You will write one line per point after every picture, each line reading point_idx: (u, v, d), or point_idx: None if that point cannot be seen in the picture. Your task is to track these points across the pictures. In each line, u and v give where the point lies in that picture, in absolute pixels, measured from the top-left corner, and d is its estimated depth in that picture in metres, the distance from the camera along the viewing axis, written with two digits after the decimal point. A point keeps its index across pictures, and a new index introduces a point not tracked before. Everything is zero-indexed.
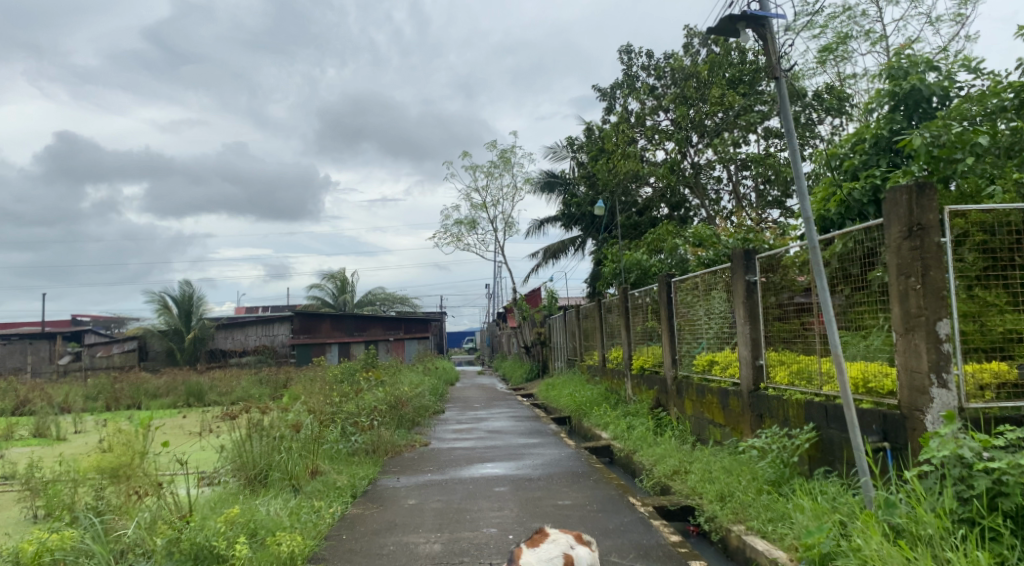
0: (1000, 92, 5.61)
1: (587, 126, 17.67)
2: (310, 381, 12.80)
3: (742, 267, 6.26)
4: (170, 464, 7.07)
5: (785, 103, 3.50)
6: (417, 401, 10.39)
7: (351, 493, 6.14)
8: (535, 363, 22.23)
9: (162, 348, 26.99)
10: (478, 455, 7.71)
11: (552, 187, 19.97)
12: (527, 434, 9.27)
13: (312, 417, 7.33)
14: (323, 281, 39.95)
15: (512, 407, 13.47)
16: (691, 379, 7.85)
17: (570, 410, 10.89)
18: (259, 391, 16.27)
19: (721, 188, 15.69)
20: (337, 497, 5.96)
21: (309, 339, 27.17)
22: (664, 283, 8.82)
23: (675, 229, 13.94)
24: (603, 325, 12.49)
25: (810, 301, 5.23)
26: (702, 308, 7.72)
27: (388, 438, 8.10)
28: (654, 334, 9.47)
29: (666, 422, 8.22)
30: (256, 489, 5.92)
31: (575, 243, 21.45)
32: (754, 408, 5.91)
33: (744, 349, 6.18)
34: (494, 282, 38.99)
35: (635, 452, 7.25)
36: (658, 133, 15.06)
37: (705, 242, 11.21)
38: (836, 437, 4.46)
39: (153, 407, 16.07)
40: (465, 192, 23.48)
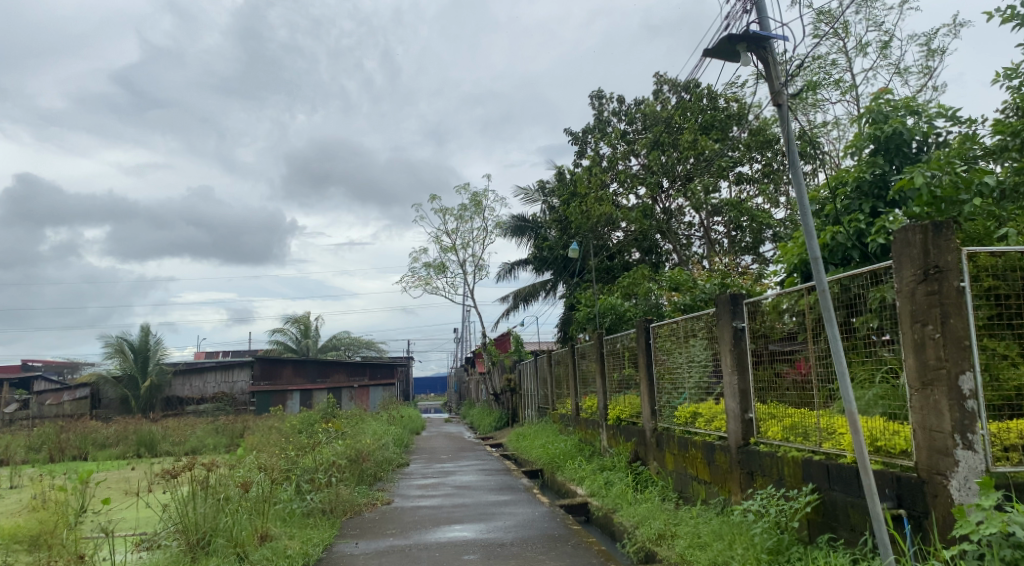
0: (998, 134, 5.56)
1: (559, 170, 17.55)
2: (268, 431, 12.06)
3: (728, 312, 5.91)
4: (103, 529, 6.34)
5: (789, 134, 3.22)
6: (380, 455, 9.75)
7: (302, 562, 5.49)
8: (503, 410, 21.63)
9: (115, 395, 25.70)
10: (445, 514, 7.14)
11: (523, 231, 19.88)
12: (498, 490, 8.70)
13: (262, 473, 6.65)
14: (287, 325, 38.97)
15: (481, 459, 12.86)
16: (672, 432, 7.43)
17: (542, 462, 10.36)
18: (214, 442, 15.35)
19: (692, 233, 15.61)
20: None
21: (270, 385, 26.16)
22: (641, 329, 8.45)
23: (649, 274, 13.73)
24: (577, 371, 12.06)
25: (802, 349, 4.90)
26: (683, 356, 7.36)
27: (347, 497, 7.40)
28: (631, 383, 9.06)
29: (646, 477, 7.76)
30: (195, 560, 5.23)
31: (546, 287, 21.16)
32: (744, 465, 5.52)
33: (732, 400, 5.80)
34: (462, 327, 38.44)
35: (615, 511, 6.77)
36: (630, 178, 14.96)
37: (682, 288, 10.97)
38: (840, 501, 4.09)
39: (98, 458, 15.02)
40: (434, 235, 23.14)
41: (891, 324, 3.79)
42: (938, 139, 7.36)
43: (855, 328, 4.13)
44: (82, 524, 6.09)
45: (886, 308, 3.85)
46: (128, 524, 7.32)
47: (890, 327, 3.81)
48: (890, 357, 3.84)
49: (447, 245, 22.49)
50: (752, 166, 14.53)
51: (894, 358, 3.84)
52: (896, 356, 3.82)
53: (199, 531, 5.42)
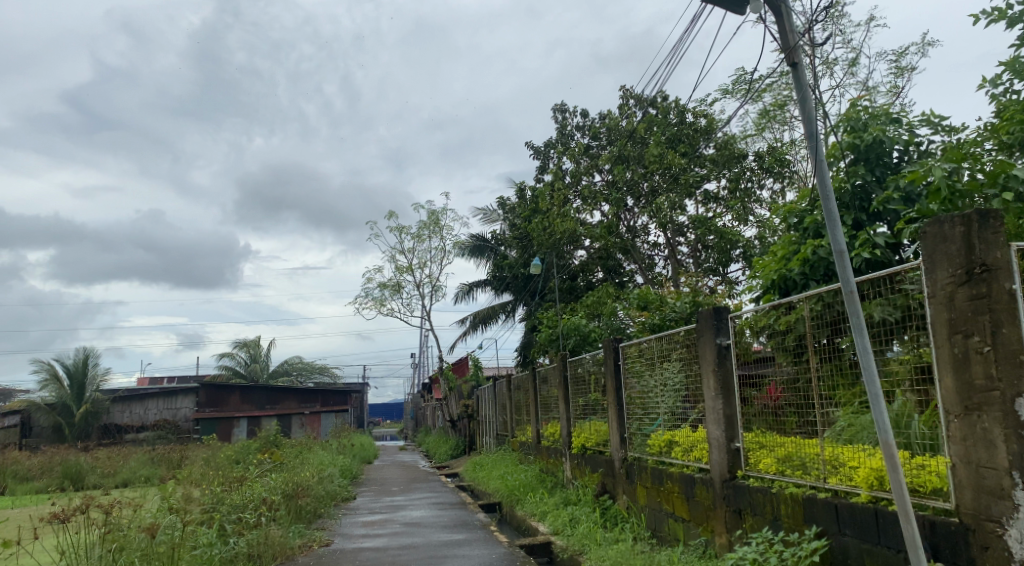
0: (1020, 125, 5.18)
1: (520, 187, 17.01)
2: (203, 461, 10.90)
3: (711, 328, 5.38)
4: None
5: (814, 123, 2.74)
6: (321, 489, 8.68)
7: None
8: (460, 438, 20.81)
9: (48, 423, 23.69)
10: (392, 558, 6.19)
11: (482, 251, 19.28)
12: (451, 529, 7.84)
13: (169, 513, 5.34)
14: (235, 350, 37.38)
15: (434, 491, 11.99)
16: (644, 462, 6.82)
17: (500, 495, 9.59)
18: (147, 473, 13.93)
19: (656, 253, 15.22)
20: None
21: (216, 412, 24.60)
22: (610, 348, 7.87)
23: (615, 293, 13.26)
24: (538, 396, 11.40)
25: (775, 373, 4.72)
26: (654, 378, 6.83)
27: (280, 539, 6.10)
28: (598, 409, 8.40)
29: (616, 514, 7.13)
30: None
31: (506, 309, 20.53)
32: (731, 502, 5.02)
33: (717, 428, 5.29)
34: (418, 352, 37.52)
35: (583, 554, 6.08)
36: (593, 193, 14.56)
37: (651, 306, 10.45)
38: (854, 547, 3.62)
39: (14, 494, 13.38)
40: (389, 254, 22.35)
41: (880, 345, 3.40)
42: (920, 149, 7.03)
43: (836, 352, 4.05)
44: None
45: (877, 326, 3.48)
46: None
47: (879, 347, 3.45)
48: (889, 381, 3.36)
49: (403, 266, 21.71)
50: (718, 183, 14.32)
51: (888, 381, 3.37)
52: (890, 379, 3.35)
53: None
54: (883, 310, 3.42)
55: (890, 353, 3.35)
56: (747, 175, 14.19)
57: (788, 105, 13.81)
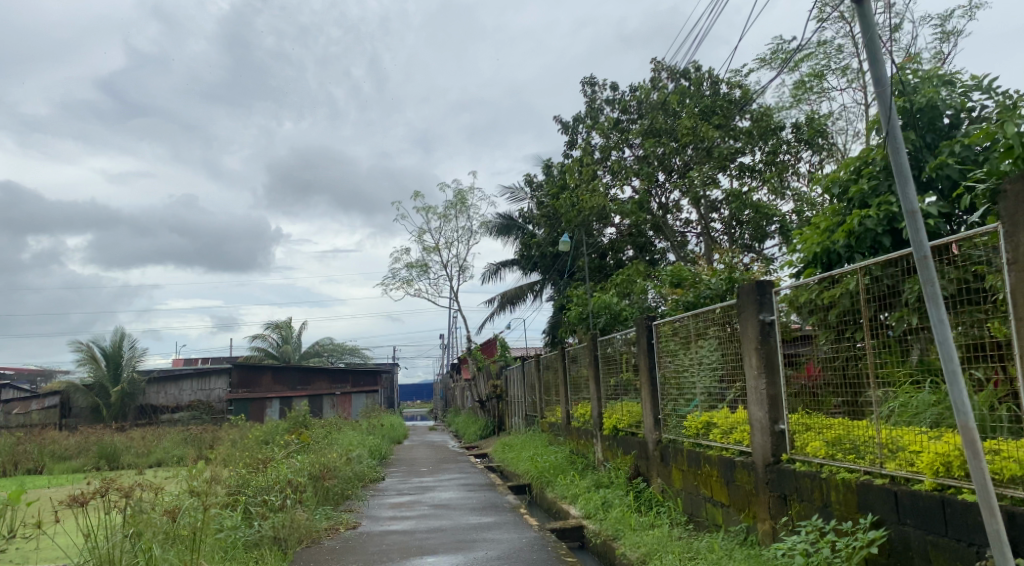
0: None
1: (548, 163, 16.68)
2: (232, 441, 10.90)
3: (754, 303, 5.09)
4: None
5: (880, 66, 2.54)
6: (349, 471, 8.58)
7: None
8: (488, 418, 20.74)
9: (86, 404, 24.13)
10: (419, 542, 5.98)
11: (509, 231, 19.04)
12: (480, 511, 7.68)
13: (190, 495, 5.23)
14: (267, 331, 37.84)
15: (463, 472, 11.89)
16: (680, 445, 6.57)
17: (529, 476, 9.43)
18: (181, 453, 14.01)
19: (689, 230, 14.85)
20: None
21: (249, 393, 24.99)
22: (643, 326, 7.59)
23: (645, 271, 12.95)
24: (568, 376, 11.18)
25: (823, 349, 4.42)
26: (690, 357, 6.55)
27: (305, 522, 5.98)
28: (630, 389, 8.14)
29: (650, 497, 6.92)
30: None
31: (534, 289, 20.29)
32: (775, 488, 4.76)
33: (759, 409, 5.02)
34: (447, 333, 37.58)
35: (617, 539, 5.90)
36: (624, 168, 14.20)
37: (685, 284, 10.14)
38: (916, 539, 3.35)
39: (52, 473, 13.55)
40: (416, 235, 22.23)
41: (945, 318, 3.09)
42: (975, 114, 6.58)
43: (887, 328, 3.75)
44: None
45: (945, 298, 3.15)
46: (45, 556, 5.89)
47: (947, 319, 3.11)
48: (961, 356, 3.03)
49: (431, 246, 21.59)
50: (753, 156, 13.87)
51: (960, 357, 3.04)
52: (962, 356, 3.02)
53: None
54: (951, 281, 3.09)
55: (960, 327, 3.03)
56: (783, 148, 13.74)
57: (826, 75, 13.27)
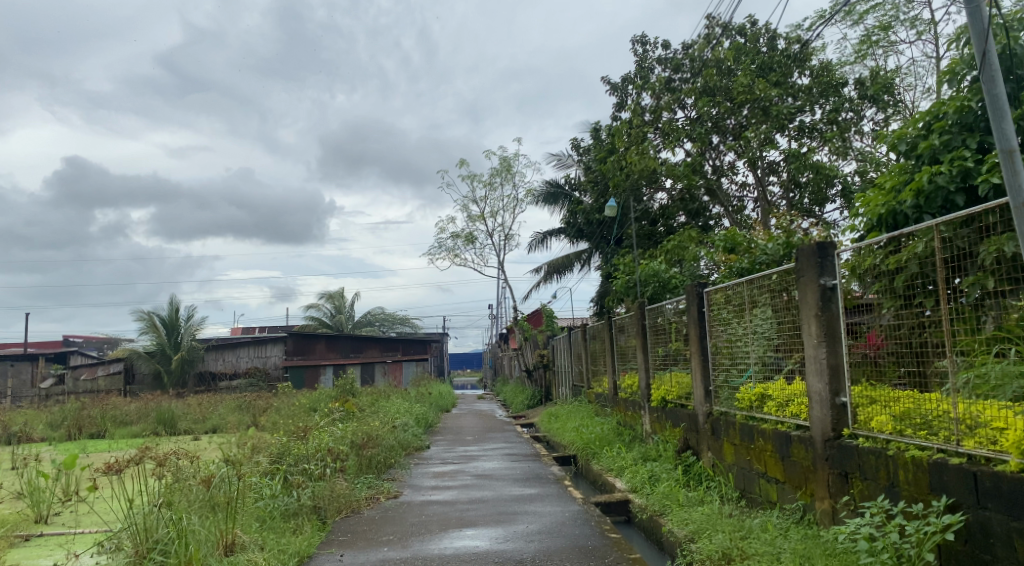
0: None
1: (597, 126, 16.19)
2: (281, 408, 11.00)
3: (815, 267, 4.70)
4: (52, 545, 5.07)
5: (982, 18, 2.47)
6: (392, 439, 8.54)
7: None
8: (536, 388, 20.63)
9: (149, 370, 24.96)
10: (459, 514, 5.85)
11: (556, 198, 18.69)
12: (524, 482, 7.53)
13: (227, 464, 5.22)
14: (320, 301, 38.56)
15: (509, 442, 11.79)
16: (731, 418, 6.26)
17: (575, 447, 9.24)
18: (234, 419, 14.29)
19: (745, 195, 14.32)
20: None
21: (303, 361, 25.56)
22: (693, 293, 7.24)
23: (698, 237, 12.51)
24: (615, 345, 10.89)
25: (889, 315, 4.03)
26: (743, 327, 6.20)
27: (344, 491, 5.92)
28: (679, 359, 7.82)
29: (701, 472, 6.64)
30: None
31: (581, 257, 19.93)
32: (836, 465, 4.43)
33: (818, 381, 4.66)
34: (496, 303, 37.58)
35: (664, 516, 5.67)
36: (675, 130, 13.66)
37: (739, 249, 9.69)
38: (998, 526, 3.01)
39: (113, 438, 13.97)
40: (463, 203, 22.09)
41: None
42: None
43: (959, 293, 3.40)
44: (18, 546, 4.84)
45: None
46: (95, 520, 5.98)
47: None
48: None
49: (477, 215, 21.42)
50: (813, 115, 13.12)
51: None
52: None
53: (154, 538, 3.96)
54: None
55: None
56: (846, 105, 12.96)
57: (894, 26, 12.38)
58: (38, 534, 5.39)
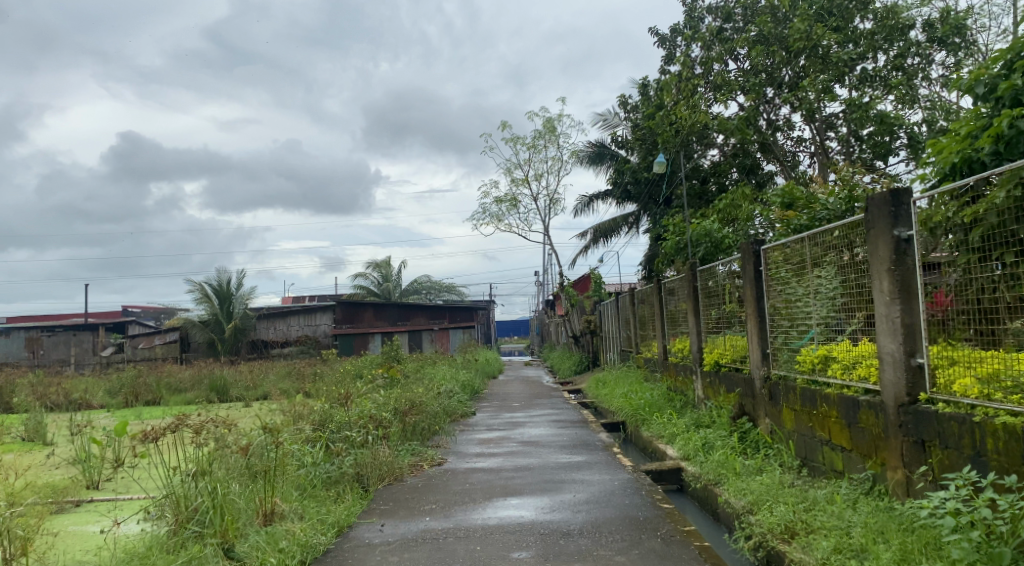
0: None
1: (644, 82, 15.57)
2: (327, 374, 11.03)
3: (887, 217, 4.27)
4: (97, 510, 5.06)
5: None
6: (436, 406, 8.40)
7: (300, 560, 3.66)
8: (583, 353, 20.37)
9: (203, 339, 25.59)
10: (505, 482, 5.66)
11: (602, 159, 18.19)
12: (571, 449, 7.31)
13: (265, 432, 5.11)
14: (368, 270, 38.93)
15: (556, 408, 11.59)
16: (791, 382, 5.88)
17: (624, 413, 8.98)
18: (283, 385, 14.45)
19: (801, 149, 13.61)
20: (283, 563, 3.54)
21: (352, 329, 25.89)
22: (749, 252, 6.81)
23: (752, 194, 11.94)
24: (664, 309, 10.51)
25: (974, 269, 3.62)
26: (803, 286, 5.78)
27: (387, 459, 5.78)
28: (733, 321, 7.44)
29: (758, 439, 6.31)
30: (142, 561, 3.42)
31: (629, 221, 19.42)
32: (911, 432, 4.05)
33: (891, 341, 4.26)
34: (542, 270, 37.28)
35: (719, 485, 5.38)
36: (727, 82, 12.99)
37: (797, 205, 9.15)
38: None
39: (168, 404, 14.30)
40: (507, 167, 21.76)
41: None
42: None
43: None
44: (62, 513, 4.83)
45: None
46: (141, 486, 5.98)
47: None
48: None
49: (522, 178, 21.06)
50: (877, 62, 12.28)
51: None
52: None
53: (190, 507, 3.85)
54: None
55: None
56: (913, 49, 12.07)
57: None
58: (88, 499, 5.40)
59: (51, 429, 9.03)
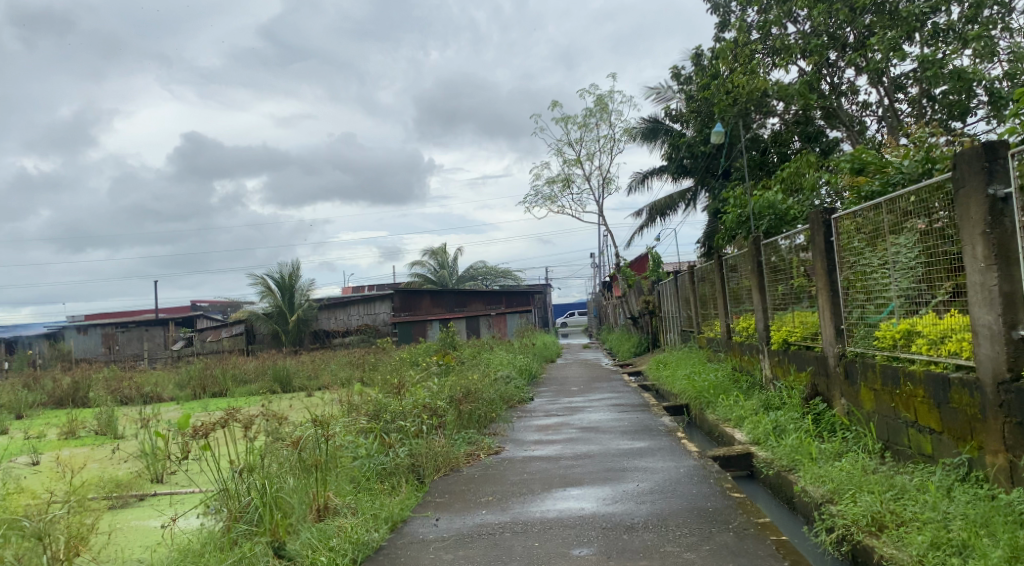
0: None
1: (698, 51, 14.95)
2: (385, 362, 11.04)
3: (980, 174, 3.83)
4: (156, 506, 5.06)
5: None
6: (493, 392, 8.24)
7: (351, 557, 3.53)
8: (643, 335, 19.91)
9: (268, 331, 26.23)
10: (564, 471, 5.45)
11: (656, 134, 17.65)
12: (633, 435, 7.03)
13: (317, 423, 5.02)
14: (425, 258, 39.23)
15: (616, 392, 11.29)
16: (869, 359, 5.44)
17: (687, 396, 8.63)
18: (343, 374, 14.59)
19: (867, 113, 12.84)
20: (333, 561, 3.41)
21: (410, 316, 26.14)
22: (818, 222, 6.35)
23: (817, 162, 11.26)
24: (727, 287, 10.05)
25: None
26: (880, 256, 5.31)
27: (442, 449, 5.65)
28: (802, 297, 6.99)
29: (834, 421, 5.89)
30: (192, 560, 3.35)
31: (686, 197, 18.81)
32: (1015, 412, 3.62)
33: (988, 312, 3.82)
34: (600, 251, 36.79)
35: (794, 472, 5.03)
36: (787, 45, 12.30)
37: (868, 170, 8.54)
38: None
39: (234, 396, 14.67)
40: (558, 148, 21.39)
41: None
42: None
43: None
44: (122, 510, 4.85)
45: None
46: (200, 479, 6.00)
47: None
48: None
49: (574, 158, 20.66)
50: (950, 14, 11.37)
51: None
52: None
53: (239, 504, 3.76)
54: None
55: None
56: None
57: None
58: (151, 494, 5.43)
59: (122, 423, 9.31)
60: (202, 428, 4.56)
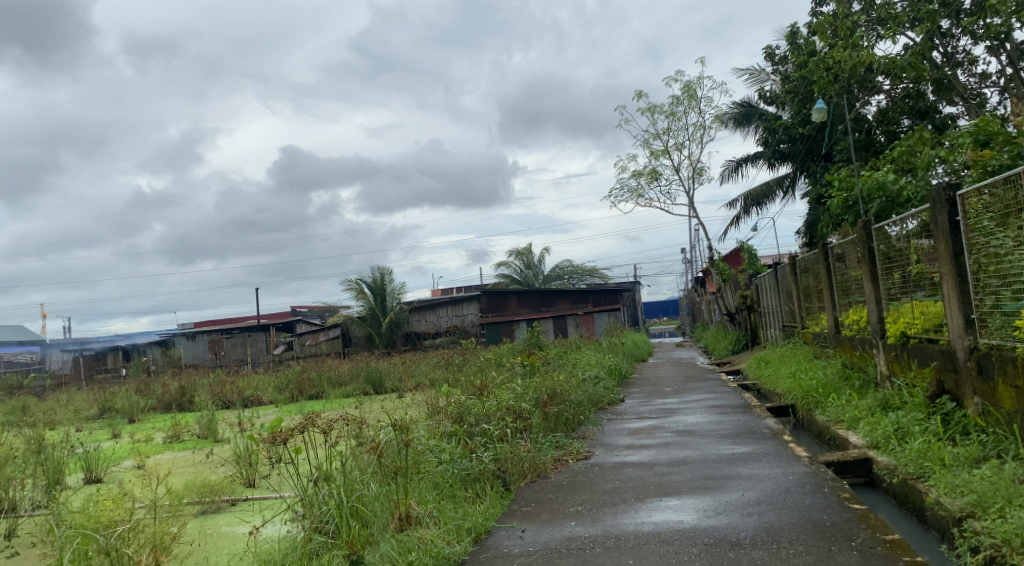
0: None
1: (792, 28, 14.04)
2: (474, 362, 10.95)
3: None
4: (246, 511, 5.06)
5: None
6: (581, 393, 7.92)
7: None
8: (739, 331, 19.02)
9: (361, 334, 26.89)
10: (660, 478, 5.07)
11: (749, 119, 16.79)
12: (734, 439, 6.54)
13: (397, 427, 4.88)
14: (511, 258, 39.25)
15: (712, 391, 10.71)
16: (1009, 352, 4.76)
17: (791, 396, 8.01)
18: (432, 376, 14.65)
19: (988, 84, 11.65)
20: None
21: (498, 317, 26.18)
22: (941, 199, 5.64)
23: (933, 138, 10.25)
24: (833, 278, 9.30)
25: None
26: (1015, 235, 4.63)
27: (528, 454, 5.40)
28: (922, 284, 6.28)
29: (966, 422, 5.21)
30: None
31: (783, 185, 17.79)
32: None
33: None
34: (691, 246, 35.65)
35: (924, 480, 4.44)
36: (894, 15, 11.31)
37: (995, 142, 7.63)
38: None
39: (329, 397, 15.00)
40: (645, 140, 20.75)
41: None
42: None
43: None
44: (213, 516, 4.88)
45: None
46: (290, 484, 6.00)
47: None
48: None
49: (661, 150, 19.98)
50: None
51: None
52: None
53: (317, 512, 3.64)
54: None
55: None
56: None
57: None
58: (243, 498, 5.46)
59: (223, 426, 9.60)
60: (283, 433, 4.49)
